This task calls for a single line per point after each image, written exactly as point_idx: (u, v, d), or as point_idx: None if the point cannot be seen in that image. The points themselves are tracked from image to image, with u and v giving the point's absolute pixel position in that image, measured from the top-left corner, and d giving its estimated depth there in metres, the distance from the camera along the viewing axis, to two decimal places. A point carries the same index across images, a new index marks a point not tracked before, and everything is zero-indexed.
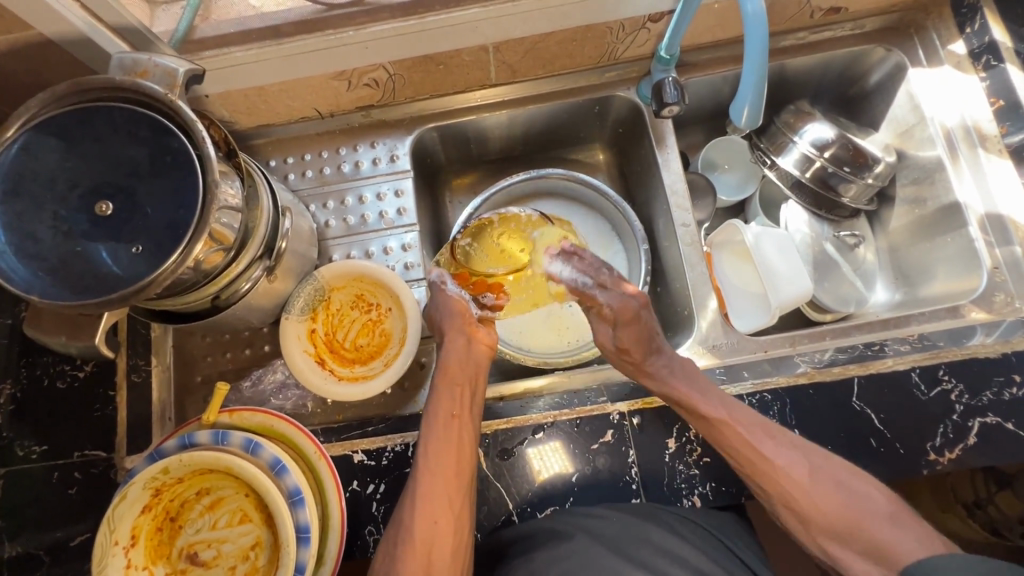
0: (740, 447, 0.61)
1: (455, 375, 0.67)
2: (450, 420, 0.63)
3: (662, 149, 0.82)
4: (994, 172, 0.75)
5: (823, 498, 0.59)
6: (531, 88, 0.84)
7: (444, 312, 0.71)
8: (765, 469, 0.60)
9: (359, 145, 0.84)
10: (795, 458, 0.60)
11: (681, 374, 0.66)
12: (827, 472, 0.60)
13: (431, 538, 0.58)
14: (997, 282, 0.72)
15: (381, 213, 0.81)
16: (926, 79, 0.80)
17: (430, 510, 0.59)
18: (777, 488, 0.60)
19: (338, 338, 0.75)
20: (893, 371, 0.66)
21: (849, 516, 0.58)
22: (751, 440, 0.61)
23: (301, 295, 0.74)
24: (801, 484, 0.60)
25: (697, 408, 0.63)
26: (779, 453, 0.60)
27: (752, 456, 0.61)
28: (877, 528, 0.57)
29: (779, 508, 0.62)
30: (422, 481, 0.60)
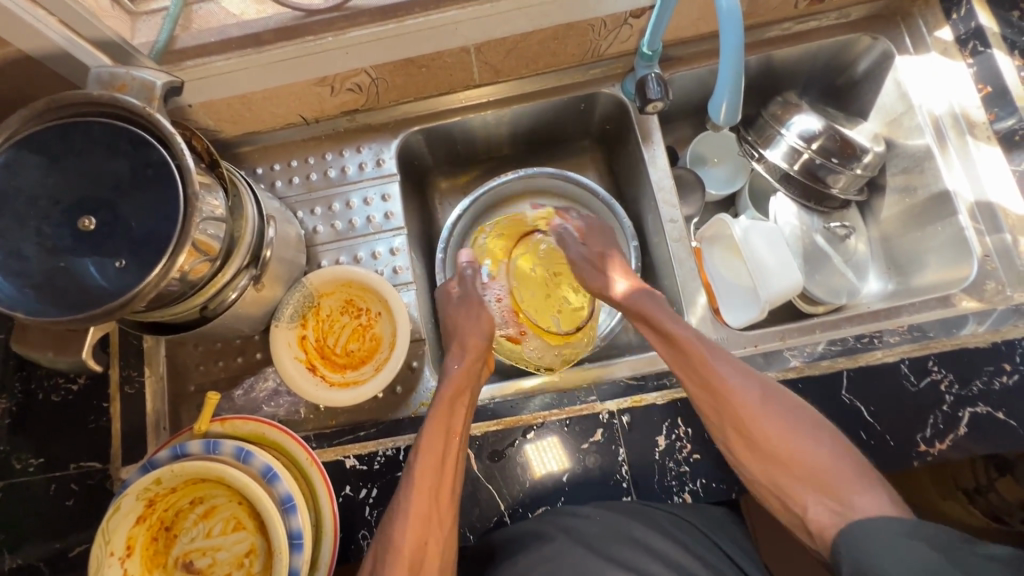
0: (694, 358, 0.63)
1: (461, 391, 0.67)
2: (451, 434, 0.63)
3: (648, 145, 0.82)
4: (984, 159, 0.74)
5: (767, 420, 0.59)
6: (516, 87, 0.84)
7: (463, 325, 0.75)
8: (713, 381, 0.61)
9: (345, 150, 0.84)
10: (747, 380, 0.61)
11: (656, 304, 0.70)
12: (773, 398, 0.60)
13: (417, 558, 0.57)
14: (987, 270, 0.71)
15: (369, 217, 0.81)
16: (914, 67, 0.79)
17: (423, 529, 0.58)
18: (724, 404, 0.60)
19: (329, 344, 0.76)
20: (882, 363, 0.66)
21: (788, 441, 0.58)
22: (706, 356, 0.63)
23: (291, 302, 0.74)
24: (747, 405, 0.59)
25: (664, 326, 0.66)
26: (733, 369, 0.62)
27: (705, 368, 0.62)
28: (816, 450, 0.57)
29: (725, 432, 0.61)
30: (414, 497, 0.59)
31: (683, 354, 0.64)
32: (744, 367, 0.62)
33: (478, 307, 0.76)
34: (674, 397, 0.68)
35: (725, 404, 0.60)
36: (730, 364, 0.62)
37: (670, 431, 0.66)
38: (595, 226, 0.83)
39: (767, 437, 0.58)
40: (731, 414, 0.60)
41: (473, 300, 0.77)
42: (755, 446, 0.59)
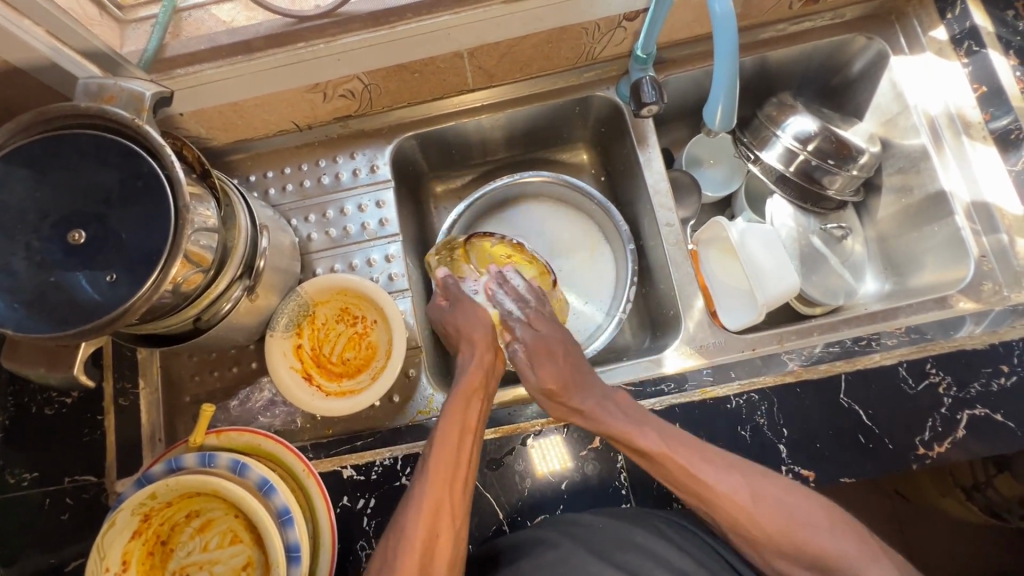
0: (676, 467, 0.59)
1: (476, 387, 0.67)
2: (465, 429, 0.63)
3: (644, 149, 0.81)
4: (979, 160, 0.74)
5: (768, 516, 0.57)
6: (510, 91, 0.83)
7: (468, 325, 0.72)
8: (698, 487, 0.59)
9: (339, 156, 0.83)
10: (739, 478, 0.59)
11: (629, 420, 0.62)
12: (772, 491, 0.58)
13: (429, 551, 0.57)
14: (984, 271, 0.71)
15: (363, 224, 0.80)
16: (909, 68, 0.79)
17: (434, 521, 0.58)
18: (719, 508, 0.59)
19: (325, 353, 0.75)
20: (880, 366, 0.66)
21: (788, 534, 0.57)
22: (689, 467, 0.59)
23: (286, 311, 0.73)
24: (737, 500, 0.58)
25: (635, 442, 0.61)
26: (719, 476, 0.59)
27: (686, 472, 0.59)
28: (825, 540, 0.56)
29: (729, 531, 0.60)
30: (428, 490, 0.59)
31: (657, 464, 0.60)
32: (736, 465, 0.60)
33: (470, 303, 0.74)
34: (673, 402, 0.68)
35: (723, 505, 0.59)
36: (711, 466, 0.59)
37: None
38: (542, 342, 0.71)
39: (770, 534, 0.57)
40: (731, 513, 0.59)
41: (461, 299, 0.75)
42: (762, 542, 0.58)
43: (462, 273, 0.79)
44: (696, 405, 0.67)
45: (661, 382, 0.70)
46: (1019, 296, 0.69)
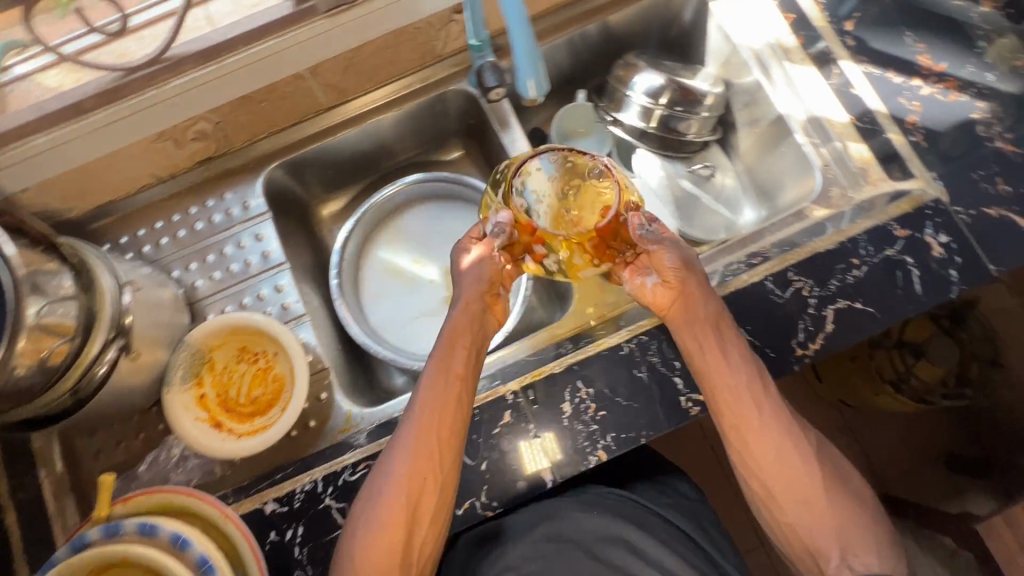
0: (721, 365, 0.63)
1: (460, 334, 0.67)
2: (452, 381, 0.64)
3: (506, 131, 0.84)
4: (803, 79, 0.79)
5: (801, 464, 0.62)
6: (368, 103, 0.84)
7: (463, 282, 0.70)
8: (766, 418, 0.62)
9: (210, 199, 0.81)
10: (780, 414, 0.63)
11: (718, 309, 0.66)
12: (806, 449, 0.63)
13: (417, 490, 0.60)
14: (830, 178, 0.76)
15: (247, 261, 0.79)
16: (727, 11, 0.85)
17: (418, 466, 0.60)
18: (770, 444, 0.62)
19: (232, 396, 0.74)
20: (748, 285, 0.71)
21: (807, 479, 0.61)
22: (773, 402, 0.63)
23: (180, 363, 0.72)
24: (768, 423, 0.62)
25: (727, 376, 0.63)
26: (766, 399, 0.63)
27: (732, 379, 0.63)
28: (844, 510, 0.61)
29: (764, 477, 0.62)
30: (414, 434, 0.62)
31: (733, 403, 0.62)
32: (803, 436, 0.63)
33: (484, 254, 0.70)
34: (571, 362, 0.70)
35: (769, 445, 0.62)
36: (790, 421, 0.63)
37: (573, 396, 0.69)
38: (682, 253, 0.70)
39: (803, 485, 0.61)
40: (774, 458, 0.62)
41: (483, 253, 0.70)
42: (776, 493, 0.62)
43: (489, 210, 0.72)
44: (594, 358, 0.70)
45: (559, 347, 0.73)
46: (862, 193, 0.73)
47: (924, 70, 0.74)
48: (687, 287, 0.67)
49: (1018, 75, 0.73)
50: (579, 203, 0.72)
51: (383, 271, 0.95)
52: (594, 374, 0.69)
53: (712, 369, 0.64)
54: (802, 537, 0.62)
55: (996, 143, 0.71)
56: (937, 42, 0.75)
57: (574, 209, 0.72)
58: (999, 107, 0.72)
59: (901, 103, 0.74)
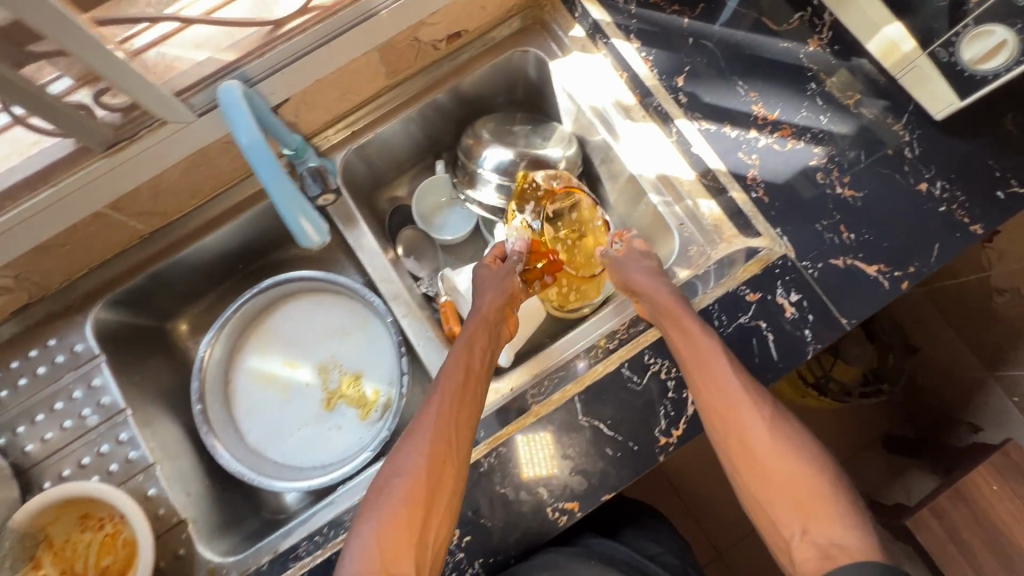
0: (692, 336, 0.63)
1: (477, 338, 0.69)
2: (468, 377, 0.65)
3: (352, 229, 0.79)
4: (647, 136, 0.76)
5: (758, 427, 0.58)
6: (199, 218, 0.79)
7: (484, 295, 0.74)
8: (741, 383, 0.60)
9: (33, 348, 0.74)
10: (744, 376, 0.61)
11: (669, 292, 0.67)
12: (774, 413, 0.59)
13: (438, 474, 0.57)
14: (686, 237, 0.73)
15: (82, 413, 0.73)
16: (566, 70, 0.81)
17: (434, 454, 0.58)
18: (740, 407, 0.59)
19: (79, 568, 0.69)
20: (604, 376, 0.67)
21: (764, 444, 0.57)
22: (742, 369, 0.61)
23: (8, 550, 0.65)
24: (743, 387, 0.60)
25: (693, 341, 0.63)
26: (724, 359, 0.61)
27: (700, 346, 0.62)
28: (809, 472, 0.55)
29: (733, 441, 0.58)
30: (431, 420, 0.60)
31: (706, 367, 0.61)
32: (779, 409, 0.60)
33: (509, 273, 0.76)
34: None
35: (741, 409, 0.59)
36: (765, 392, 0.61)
37: None
38: (647, 270, 0.71)
39: (770, 451, 0.57)
40: (744, 421, 0.58)
41: (506, 272, 0.77)
42: (744, 460, 0.57)
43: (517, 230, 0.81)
44: None
45: None
46: (719, 251, 0.71)
47: (760, 120, 0.72)
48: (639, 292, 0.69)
49: (851, 115, 0.72)
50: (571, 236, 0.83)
51: (257, 381, 0.89)
52: None
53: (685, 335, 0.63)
54: (768, 512, 0.55)
55: (837, 190, 0.69)
56: (768, 88, 0.73)
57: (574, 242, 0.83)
58: (835, 152, 0.71)
59: (741, 159, 0.72)
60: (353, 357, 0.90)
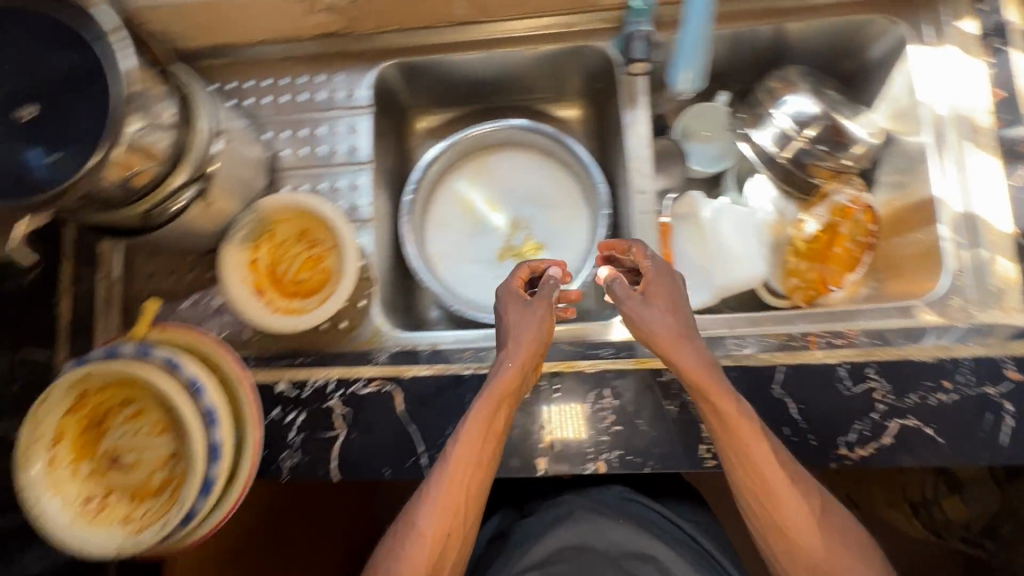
0: (734, 431, 0.57)
1: (506, 392, 0.61)
2: (490, 434, 0.60)
3: (631, 108, 0.76)
4: (979, 168, 0.69)
5: (802, 524, 0.57)
6: (504, 30, 0.79)
7: (517, 322, 0.65)
8: (784, 488, 0.57)
9: (319, 75, 0.80)
10: (782, 475, 0.57)
11: (701, 363, 0.58)
12: (813, 503, 0.57)
13: (446, 543, 0.58)
14: (957, 286, 0.67)
15: (334, 148, 0.79)
16: (927, 59, 0.73)
17: (445, 521, 0.58)
18: (777, 512, 0.57)
19: (280, 271, 0.76)
20: (819, 364, 0.64)
21: (807, 537, 0.57)
22: (782, 479, 0.57)
23: (245, 223, 0.73)
24: (785, 491, 0.57)
25: (746, 454, 0.57)
26: (772, 466, 0.57)
27: (746, 447, 0.57)
28: (842, 554, 0.56)
29: (770, 534, 0.58)
30: (439, 483, 0.59)
31: (741, 468, 0.58)
32: (819, 490, 0.58)
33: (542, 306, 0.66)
34: (605, 367, 0.68)
35: (777, 514, 0.57)
36: (805, 484, 0.58)
37: (596, 399, 0.67)
38: (662, 334, 0.60)
39: (812, 549, 0.56)
40: (784, 523, 0.57)
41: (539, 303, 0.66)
42: (792, 554, 0.57)
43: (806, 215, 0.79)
44: (630, 374, 0.67)
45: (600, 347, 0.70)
46: (988, 316, 0.65)
47: None
48: (663, 355, 0.60)
49: None
50: (853, 249, 0.78)
51: (457, 204, 0.93)
52: (628, 389, 0.67)
53: (742, 442, 0.57)
54: None
55: None
56: None
57: (852, 253, 0.78)
58: None
59: None
60: (547, 230, 0.91)
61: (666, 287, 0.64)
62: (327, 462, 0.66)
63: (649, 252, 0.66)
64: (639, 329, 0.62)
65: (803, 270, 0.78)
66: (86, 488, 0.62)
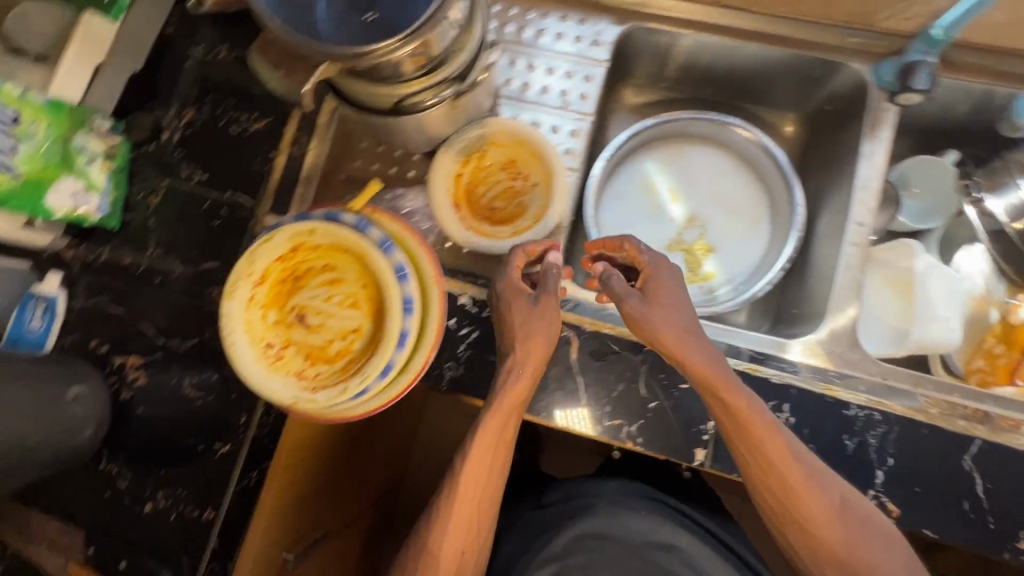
0: (747, 430, 0.57)
1: (513, 404, 0.62)
2: (499, 444, 0.63)
3: (872, 138, 0.75)
4: None
5: (829, 528, 0.56)
6: (763, 24, 0.78)
7: (512, 312, 0.64)
8: (796, 485, 0.57)
9: (567, 18, 0.79)
10: (803, 470, 0.57)
11: (711, 357, 0.59)
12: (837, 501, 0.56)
13: (464, 559, 0.61)
14: None
15: (563, 91, 0.78)
16: None
17: (460, 536, 0.61)
18: (797, 513, 0.57)
19: (478, 193, 0.76)
20: (1021, 450, 0.62)
21: (832, 537, 0.56)
22: (795, 481, 0.57)
23: (465, 137, 0.75)
24: (807, 491, 0.56)
25: (762, 449, 0.57)
26: (794, 471, 0.57)
27: (765, 455, 0.57)
28: (865, 549, 0.55)
29: (791, 535, 0.59)
30: (452, 506, 0.61)
31: (763, 484, 0.59)
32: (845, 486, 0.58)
33: (542, 298, 0.65)
34: (790, 384, 0.64)
35: (799, 518, 0.57)
36: (824, 481, 0.57)
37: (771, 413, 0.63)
38: (668, 334, 0.60)
39: (836, 549, 0.57)
40: (807, 526, 0.57)
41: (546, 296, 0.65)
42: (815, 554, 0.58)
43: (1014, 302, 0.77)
44: (814, 393, 0.63)
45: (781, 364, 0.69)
46: None
47: None
48: (670, 355, 0.60)
49: None
50: None
51: (639, 182, 0.92)
52: (807, 412, 0.63)
53: (763, 452, 0.57)
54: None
55: None
56: None
57: None
58: None
59: None
60: (721, 234, 0.90)
61: (662, 286, 0.64)
62: (489, 384, 0.67)
63: (644, 247, 0.66)
64: (644, 330, 0.61)
65: (993, 352, 0.75)
66: (270, 334, 0.64)
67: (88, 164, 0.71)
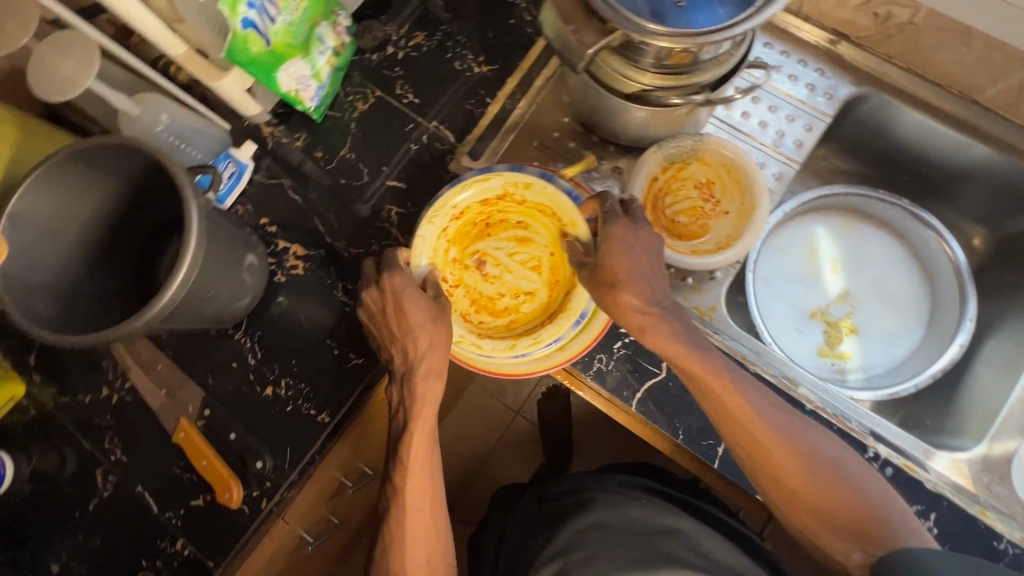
0: (706, 390, 0.58)
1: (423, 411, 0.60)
2: (426, 441, 0.61)
3: None
4: None
5: (782, 460, 0.56)
6: (1000, 129, 0.76)
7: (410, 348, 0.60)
8: (751, 426, 0.57)
9: (805, 64, 0.81)
10: (767, 425, 0.57)
11: (667, 334, 0.57)
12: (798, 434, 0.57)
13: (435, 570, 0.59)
14: None
15: (780, 132, 0.80)
16: None
17: (421, 549, 0.59)
18: (770, 463, 0.57)
19: (664, 201, 0.75)
20: None
21: (797, 477, 0.56)
22: (756, 428, 0.57)
23: (678, 145, 0.74)
24: (772, 438, 0.57)
25: (728, 407, 0.57)
26: (763, 425, 0.57)
27: (732, 412, 0.57)
28: (841, 488, 0.55)
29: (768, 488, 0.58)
30: (402, 522, 0.59)
31: (737, 442, 0.58)
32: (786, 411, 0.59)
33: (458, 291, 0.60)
34: (944, 493, 0.61)
35: (768, 463, 0.57)
36: (788, 428, 0.58)
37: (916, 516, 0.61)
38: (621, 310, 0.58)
39: (814, 499, 0.56)
40: (776, 470, 0.57)
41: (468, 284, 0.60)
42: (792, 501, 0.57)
43: None
44: (966, 512, 0.60)
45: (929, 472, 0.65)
46: None
47: None
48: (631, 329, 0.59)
49: None
50: None
51: (805, 242, 0.89)
52: (952, 528, 0.60)
53: (730, 410, 0.57)
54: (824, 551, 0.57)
55: None
56: None
57: None
58: None
59: None
60: (872, 321, 0.86)
61: (624, 258, 0.58)
62: (633, 389, 0.66)
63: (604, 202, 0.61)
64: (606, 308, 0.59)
65: None
66: (448, 269, 0.66)
67: (319, 54, 0.72)
